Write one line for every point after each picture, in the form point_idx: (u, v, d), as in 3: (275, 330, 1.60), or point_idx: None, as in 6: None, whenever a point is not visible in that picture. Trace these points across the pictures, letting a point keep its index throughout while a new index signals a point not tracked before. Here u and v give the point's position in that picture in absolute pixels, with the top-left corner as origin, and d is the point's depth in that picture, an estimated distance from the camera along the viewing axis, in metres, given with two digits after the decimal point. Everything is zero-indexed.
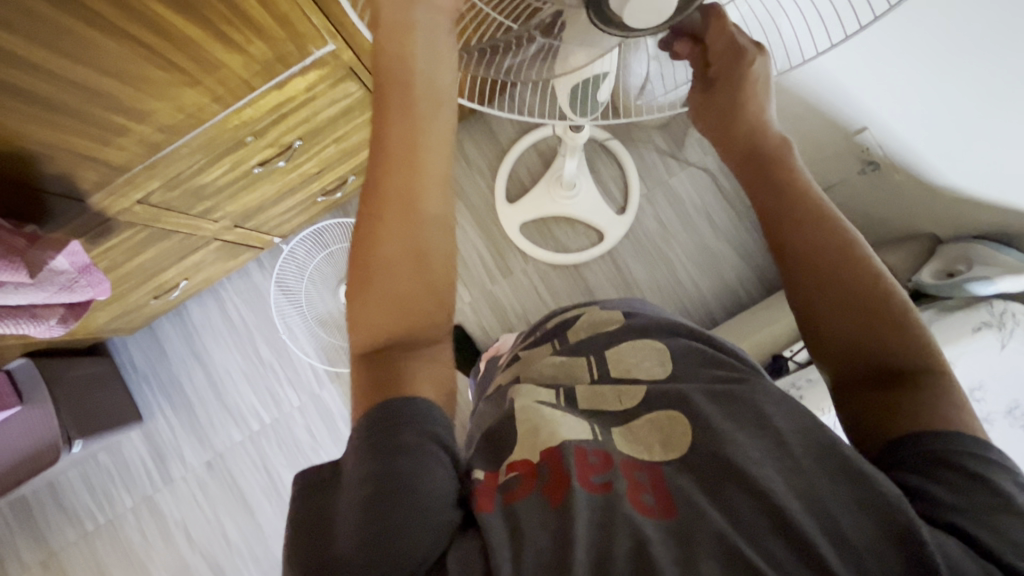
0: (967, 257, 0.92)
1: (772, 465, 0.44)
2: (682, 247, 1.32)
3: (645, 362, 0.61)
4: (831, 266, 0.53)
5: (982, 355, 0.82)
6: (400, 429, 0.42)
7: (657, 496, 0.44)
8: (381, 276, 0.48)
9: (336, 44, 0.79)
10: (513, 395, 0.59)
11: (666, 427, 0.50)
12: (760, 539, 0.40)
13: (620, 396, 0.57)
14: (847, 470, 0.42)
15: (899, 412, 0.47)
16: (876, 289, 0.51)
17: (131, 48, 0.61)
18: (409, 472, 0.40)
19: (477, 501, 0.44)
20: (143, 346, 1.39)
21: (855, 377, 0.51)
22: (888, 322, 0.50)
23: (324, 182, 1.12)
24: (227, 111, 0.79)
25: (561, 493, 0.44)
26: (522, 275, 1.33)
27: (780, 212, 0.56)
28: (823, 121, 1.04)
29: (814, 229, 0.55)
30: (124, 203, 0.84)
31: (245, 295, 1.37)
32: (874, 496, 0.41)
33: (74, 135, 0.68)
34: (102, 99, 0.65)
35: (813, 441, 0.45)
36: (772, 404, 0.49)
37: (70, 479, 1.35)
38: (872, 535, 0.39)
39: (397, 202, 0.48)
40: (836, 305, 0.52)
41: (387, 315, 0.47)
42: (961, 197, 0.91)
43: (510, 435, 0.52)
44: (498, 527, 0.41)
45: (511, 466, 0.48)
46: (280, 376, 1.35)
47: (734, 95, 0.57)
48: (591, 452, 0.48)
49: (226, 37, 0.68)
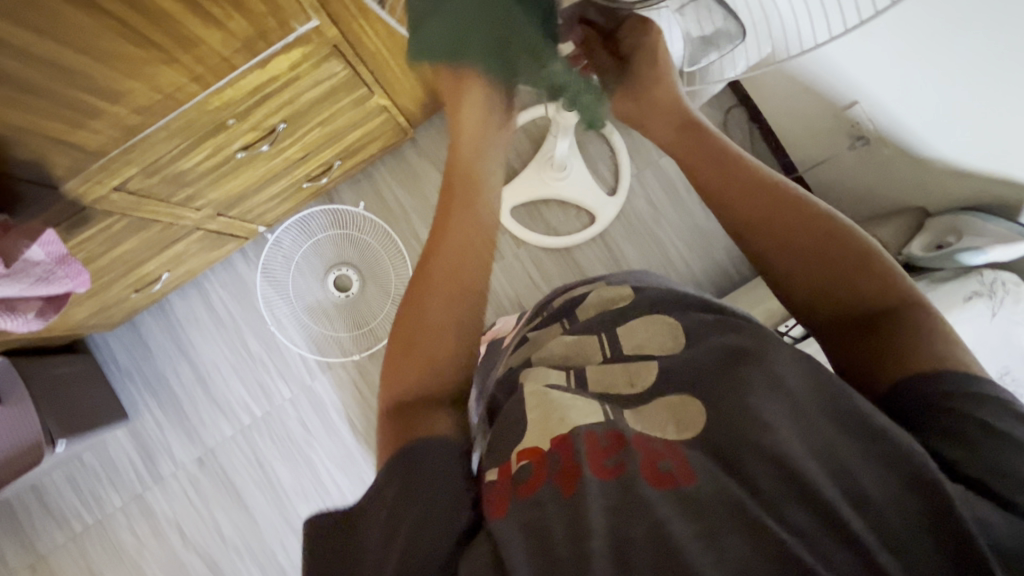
0: (957, 228, 0.92)
1: (787, 430, 0.43)
2: (673, 227, 1.32)
3: (659, 337, 0.60)
4: (793, 225, 0.57)
5: (974, 324, 0.83)
6: (416, 464, 0.45)
7: (676, 460, 0.44)
8: (421, 338, 0.55)
9: (320, 20, 0.76)
10: (524, 381, 0.59)
11: (681, 408, 0.49)
12: (779, 507, 0.40)
13: (630, 379, 0.56)
14: (864, 427, 0.43)
15: (889, 356, 0.50)
16: (828, 237, 0.56)
17: (101, 21, 0.57)
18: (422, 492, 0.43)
19: (491, 509, 0.44)
20: (126, 342, 1.35)
21: (837, 327, 0.54)
22: (857, 266, 0.54)
23: (310, 167, 1.10)
24: (208, 92, 0.76)
25: (573, 485, 0.43)
26: (514, 260, 1.31)
27: (730, 189, 0.61)
28: (812, 96, 1.04)
29: (763, 197, 0.59)
30: (101, 190, 0.80)
31: (231, 288, 1.34)
32: (891, 450, 0.41)
33: (45, 117, 0.64)
34: (72, 77, 0.62)
35: (824, 400, 0.45)
36: (782, 364, 0.48)
37: (55, 480, 1.31)
38: (896, 490, 0.40)
39: (444, 275, 0.57)
40: (798, 263, 0.56)
41: (398, 385, 0.54)
42: (949, 168, 0.92)
43: (520, 419, 0.52)
44: (511, 533, 0.41)
45: (520, 454, 0.48)
46: (270, 369, 1.32)
47: (650, 72, 0.68)
48: (601, 435, 0.47)
49: (203, 10, 0.64)
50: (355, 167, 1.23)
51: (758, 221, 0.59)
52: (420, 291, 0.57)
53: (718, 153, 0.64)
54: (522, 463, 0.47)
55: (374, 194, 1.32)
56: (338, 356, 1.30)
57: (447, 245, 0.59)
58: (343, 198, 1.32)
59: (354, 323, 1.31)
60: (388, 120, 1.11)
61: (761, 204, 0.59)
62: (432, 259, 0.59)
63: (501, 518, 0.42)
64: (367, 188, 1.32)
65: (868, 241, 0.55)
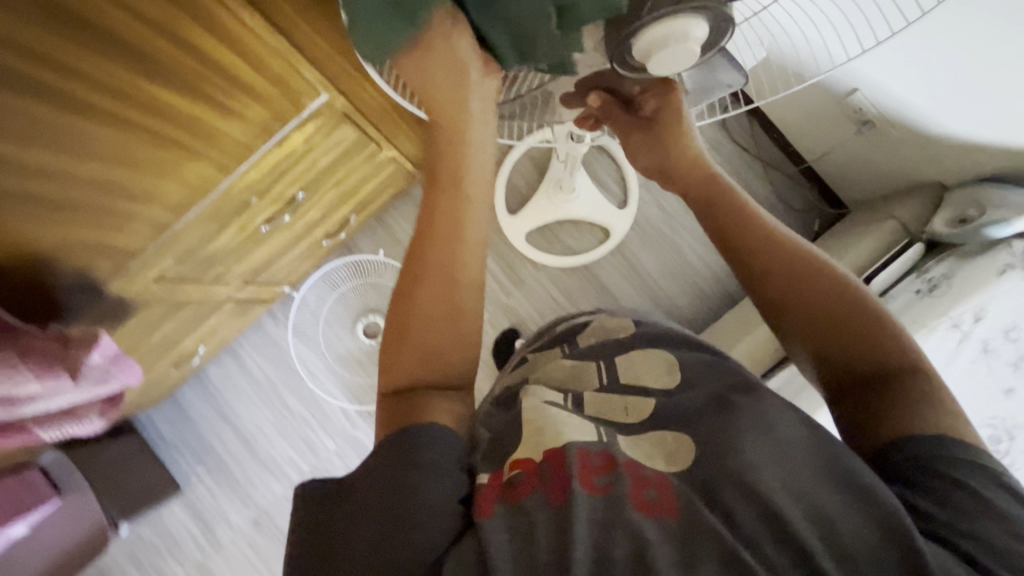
0: (977, 201, 0.90)
1: (773, 472, 0.44)
2: (688, 231, 1.33)
3: (653, 370, 0.59)
4: (803, 280, 0.58)
5: (1013, 298, 0.81)
6: (417, 453, 0.46)
7: (662, 491, 0.44)
8: (417, 335, 0.54)
9: (329, 93, 0.79)
10: (521, 397, 0.58)
11: (671, 444, 0.49)
12: (754, 544, 0.41)
13: (626, 407, 0.56)
14: (850, 482, 0.43)
15: (885, 413, 0.50)
16: (846, 298, 0.56)
17: (132, 134, 0.60)
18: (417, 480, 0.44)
19: (479, 506, 0.45)
20: (169, 416, 1.37)
21: (845, 383, 0.54)
22: (863, 324, 0.54)
23: (328, 226, 1.12)
24: (232, 177, 0.78)
25: (563, 493, 0.44)
26: (536, 285, 1.33)
27: (741, 241, 0.62)
28: (811, 88, 1.05)
29: (775, 250, 0.60)
30: (139, 283, 0.82)
31: (264, 349, 1.36)
32: (874, 505, 0.42)
33: (89, 229, 0.66)
34: (112, 190, 0.64)
35: (813, 453, 0.45)
36: (770, 411, 0.49)
37: (117, 559, 1.33)
38: (870, 539, 0.41)
39: (439, 273, 0.55)
40: (807, 317, 0.56)
41: (397, 375, 0.53)
42: (962, 142, 0.92)
43: (513, 437, 0.52)
44: (499, 533, 0.42)
45: (514, 464, 0.48)
46: (312, 423, 1.34)
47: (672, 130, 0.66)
48: (594, 453, 0.47)
49: (222, 106, 0.67)
50: (369, 216, 1.26)
51: (770, 274, 0.59)
52: (417, 283, 0.55)
53: (731, 203, 0.65)
54: (515, 472, 0.47)
55: (390, 239, 1.35)
56: None
57: (445, 247, 0.55)
58: (360, 247, 1.34)
59: None
60: (397, 169, 1.13)
61: (771, 258, 0.60)
62: (424, 253, 0.56)
63: (489, 518, 0.43)
64: (383, 234, 1.35)
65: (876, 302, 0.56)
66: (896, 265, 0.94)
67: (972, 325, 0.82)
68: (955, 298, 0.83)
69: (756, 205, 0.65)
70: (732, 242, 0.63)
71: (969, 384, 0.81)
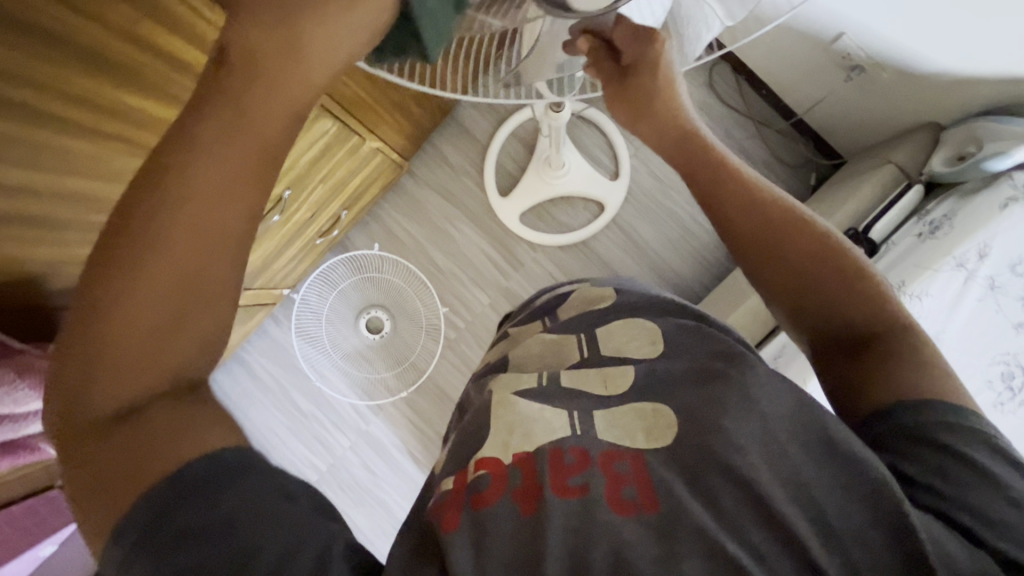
0: (976, 137, 0.89)
1: (758, 453, 0.41)
2: (683, 197, 1.32)
3: (634, 341, 0.57)
4: (791, 242, 0.57)
5: (1015, 230, 0.80)
6: (217, 497, 0.34)
7: (639, 486, 0.41)
8: (130, 334, 0.36)
9: None
10: (492, 388, 0.55)
11: (651, 417, 0.46)
12: (743, 531, 0.38)
13: (605, 381, 0.53)
14: (837, 453, 0.41)
15: (870, 377, 0.51)
16: (834, 260, 0.56)
17: (106, 143, 0.59)
18: (244, 538, 0.33)
19: (444, 519, 0.38)
20: None
21: (829, 346, 0.56)
22: (847, 283, 0.55)
23: (319, 224, 1.12)
24: None
25: (534, 504, 0.40)
26: (534, 265, 1.32)
27: (724, 206, 0.61)
28: (796, 38, 1.04)
29: (763, 212, 0.59)
30: None
31: (270, 353, 1.35)
32: (861, 478, 0.40)
33: (76, 245, 0.66)
34: (94, 203, 0.63)
35: (799, 425, 0.43)
36: (759, 387, 0.45)
37: None
38: (859, 517, 0.39)
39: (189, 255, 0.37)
40: (794, 279, 0.57)
41: (143, 371, 0.36)
42: (954, 78, 0.92)
43: (480, 432, 0.47)
44: (465, 555, 0.36)
45: (478, 464, 0.43)
46: (324, 421, 1.34)
47: (652, 81, 0.61)
48: (567, 451, 0.44)
49: None
50: (361, 210, 1.25)
51: (757, 236, 0.59)
52: (162, 258, 0.36)
53: (716, 165, 0.63)
54: (480, 473, 0.42)
55: (384, 232, 1.33)
56: (387, 396, 1.32)
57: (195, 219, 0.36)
58: (355, 243, 1.33)
59: (393, 360, 1.32)
60: (383, 159, 1.12)
61: (756, 221, 0.59)
62: (161, 228, 0.36)
63: (454, 530, 0.37)
64: (376, 227, 1.33)
65: (860, 261, 0.56)
66: (895, 208, 0.92)
67: (977, 263, 0.81)
68: (959, 237, 0.82)
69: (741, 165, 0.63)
70: (718, 208, 0.61)
71: (975, 324, 0.80)
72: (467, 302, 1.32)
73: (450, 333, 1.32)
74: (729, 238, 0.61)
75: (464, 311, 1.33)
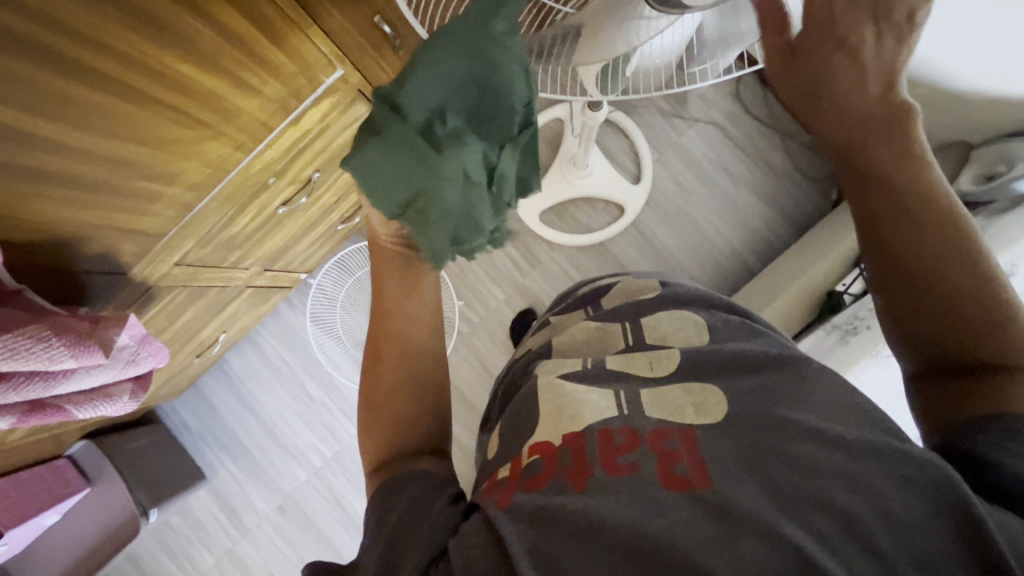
0: (1007, 157, 0.91)
1: (812, 441, 0.41)
2: (705, 205, 1.32)
3: (682, 331, 0.58)
4: (937, 256, 0.53)
5: None
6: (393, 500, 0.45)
7: (693, 465, 0.40)
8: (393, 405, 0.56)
9: (345, 69, 0.81)
10: (537, 370, 0.56)
11: (700, 394, 0.47)
12: (801, 514, 0.37)
13: (651, 363, 0.53)
14: (893, 452, 0.40)
15: (983, 396, 0.49)
16: (979, 281, 0.52)
17: (155, 111, 0.60)
18: (400, 531, 0.42)
19: (498, 499, 0.42)
20: (192, 405, 1.39)
21: (940, 363, 0.54)
22: (985, 309, 0.51)
23: (342, 211, 1.13)
24: (250, 157, 0.79)
25: (584, 480, 0.41)
26: (552, 264, 1.32)
27: (878, 206, 0.55)
28: None
29: (919, 220, 0.53)
30: (163, 267, 0.83)
31: (283, 336, 1.37)
32: (922, 474, 0.38)
33: (113, 210, 0.66)
34: (136, 169, 0.64)
35: (853, 420, 0.43)
36: (815, 379, 0.48)
37: (148, 548, 1.36)
38: (920, 510, 0.37)
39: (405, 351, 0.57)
40: (927, 292, 0.53)
41: (406, 431, 0.55)
42: (984, 98, 0.93)
43: (533, 417, 0.49)
44: (515, 529, 0.38)
45: (533, 449, 0.46)
46: (334, 409, 1.36)
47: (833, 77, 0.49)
48: (617, 431, 0.44)
49: (243, 81, 0.67)
50: None
51: (901, 243, 0.54)
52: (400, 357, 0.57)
53: (894, 160, 0.53)
54: (533, 458, 0.45)
55: None
56: None
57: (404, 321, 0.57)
58: None
59: None
60: None
61: (905, 228, 0.54)
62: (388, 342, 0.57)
63: (504, 509, 0.40)
64: None
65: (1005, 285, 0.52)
66: None
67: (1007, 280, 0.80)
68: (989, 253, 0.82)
69: (923, 159, 0.54)
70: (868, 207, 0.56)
71: None
72: (483, 298, 1.33)
73: (463, 327, 1.32)
74: (867, 237, 0.57)
75: (479, 306, 1.33)
